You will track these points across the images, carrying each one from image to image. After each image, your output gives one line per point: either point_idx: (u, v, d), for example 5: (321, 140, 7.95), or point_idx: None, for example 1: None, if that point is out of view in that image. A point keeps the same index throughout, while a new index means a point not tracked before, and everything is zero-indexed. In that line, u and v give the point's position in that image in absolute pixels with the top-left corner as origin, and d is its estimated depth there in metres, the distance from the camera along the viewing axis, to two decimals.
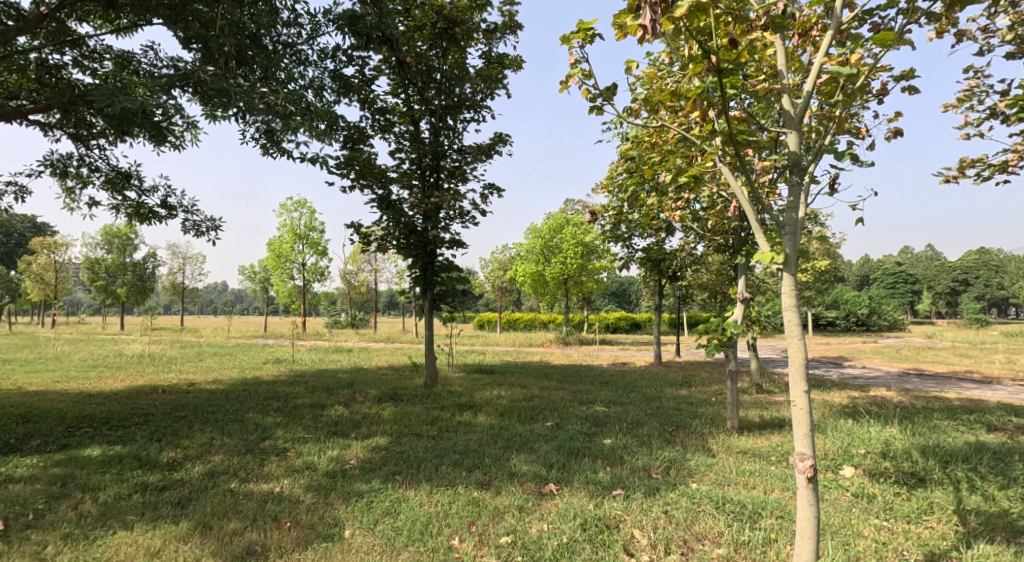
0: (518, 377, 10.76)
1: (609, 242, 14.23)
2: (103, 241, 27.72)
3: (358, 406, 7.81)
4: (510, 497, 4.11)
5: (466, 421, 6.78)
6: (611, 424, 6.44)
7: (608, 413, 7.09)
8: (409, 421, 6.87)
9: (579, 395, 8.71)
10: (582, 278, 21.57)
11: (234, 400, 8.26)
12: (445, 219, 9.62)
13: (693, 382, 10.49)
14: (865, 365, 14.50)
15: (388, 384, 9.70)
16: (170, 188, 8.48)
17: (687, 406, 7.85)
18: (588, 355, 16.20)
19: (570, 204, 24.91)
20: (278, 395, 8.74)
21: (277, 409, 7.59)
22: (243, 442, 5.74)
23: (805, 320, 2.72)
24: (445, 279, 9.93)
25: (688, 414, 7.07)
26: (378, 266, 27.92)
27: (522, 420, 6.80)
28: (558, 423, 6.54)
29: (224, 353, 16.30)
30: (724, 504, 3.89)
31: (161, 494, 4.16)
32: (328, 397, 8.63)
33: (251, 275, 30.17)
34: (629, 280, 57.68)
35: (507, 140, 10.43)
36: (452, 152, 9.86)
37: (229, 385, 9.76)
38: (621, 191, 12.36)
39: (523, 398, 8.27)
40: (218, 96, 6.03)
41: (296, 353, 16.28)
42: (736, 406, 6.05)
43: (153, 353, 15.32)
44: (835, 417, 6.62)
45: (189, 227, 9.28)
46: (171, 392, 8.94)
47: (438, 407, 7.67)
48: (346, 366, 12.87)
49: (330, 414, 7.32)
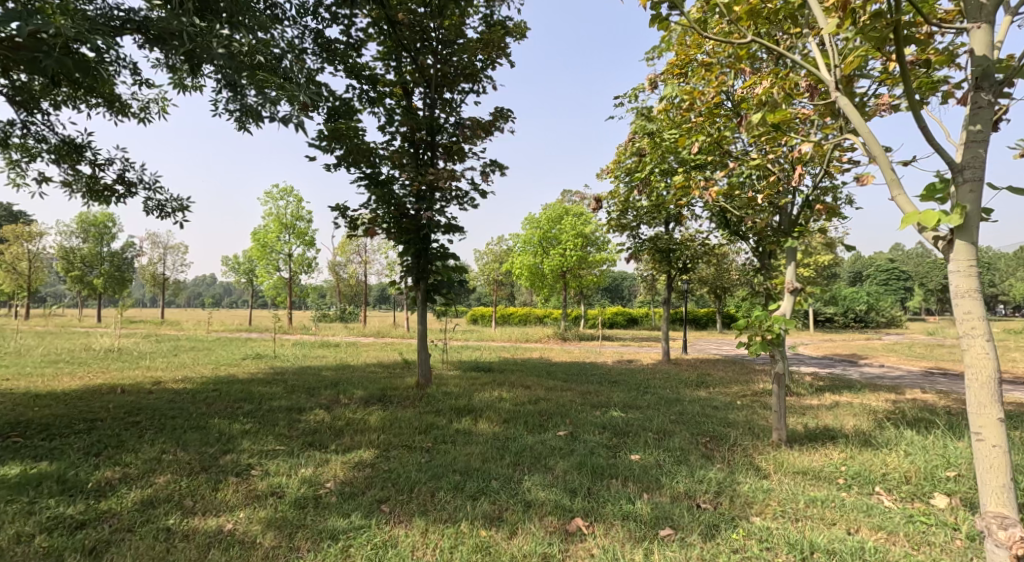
0: (519, 376, 9.87)
1: (614, 231, 13.36)
2: (78, 229, 26.52)
3: (342, 410, 6.87)
4: (529, 540, 3.23)
5: (465, 429, 5.89)
6: (634, 434, 5.57)
7: (628, 420, 6.21)
8: (401, 428, 5.97)
9: (590, 397, 7.81)
10: (581, 270, 20.68)
11: (200, 402, 7.24)
12: (440, 202, 8.70)
13: (710, 383, 9.64)
14: (883, 364, 13.68)
15: (377, 383, 8.77)
16: (128, 161, 7.46)
17: (713, 411, 6.98)
18: (590, 351, 15.36)
19: (567, 195, 24.00)
20: (252, 396, 7.74)
21: (247, 414, 6.60)
22: (200, 457, 4.78)
23: (987, 311, 2.45)
24: (440, 268, 9.01)
25: (719, 422, 6.20)
26: (368, 258, 26.90)
27: (530, 428, 5.91)
28: (571, 432, 5.66)
29: (199, 348, 15.21)
30: (811, 554, 3.05)
31: (75, 535, 3.22)
32: (308, 398, 7.66)
33: (235, 267, 28.96)
34: (624, 274, 57.03)
35: (510, 116, 9.50)
36: (449, 126, 8.93)
37: (197, 385, 8.76)
38: (630, 175, 11.47)
39: (528, 400, 7.39)
40: (172, 39, 5.07)
41: (278, 348, 15.23)
42: (783, 416, 5.17)
43: (121, 348, 14.21)
44: (892, 426, 5.77)
45: (151, 208, 8.26)
46: (130, 393, 7.91)
47: (433, 411, 6.76)
48: (331, 363, 11.85)
49: (307, 419, 6.37)
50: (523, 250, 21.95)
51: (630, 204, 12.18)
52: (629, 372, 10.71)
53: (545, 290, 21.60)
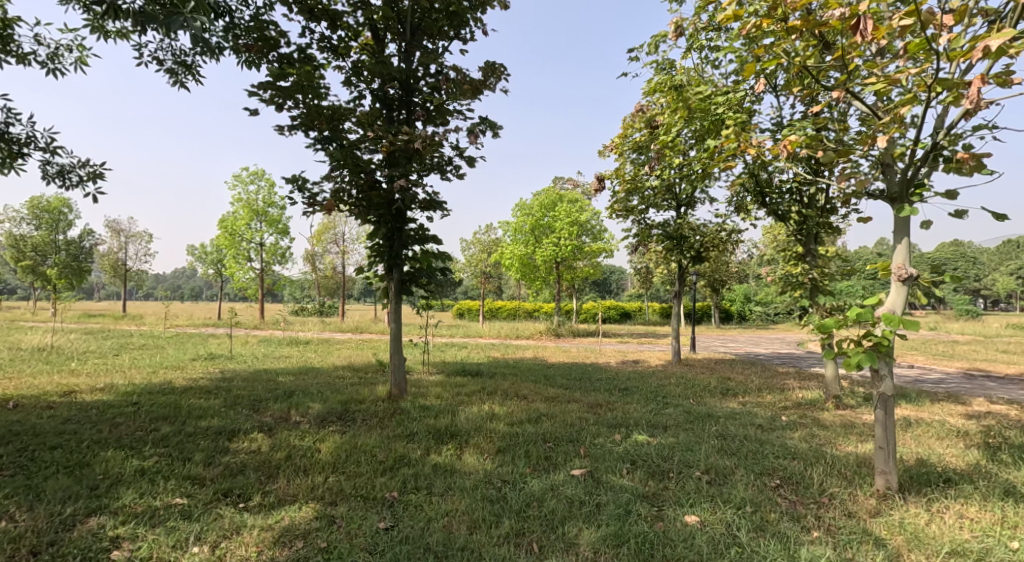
0: (512, 381, 8.35)
1: (618, 216, 11.83)
2: (30, 215, 24.50)
3: (287, 434, 5.28)
4: None
5: (447, 465, 4.41)
6: (677, 475, 4.10)
7: (661, 450, 4.71)
8: (359, 464, 4.45)
9: (603, 412, 6.31)
10: (575, 261, 19.22)
11: (101, 424, 5.58)
12: (417, 171, 7.13)
13: (737, 390, 8.20)
14: (913, 364, 12.35)
15: (341, 394, 7.17)
16: (11, 110, 5.77)
17: (761, 433, 5.55)
18: (590, 351, 13.44)
19: (559, 181, 22.36)
20: (176, 412, 6.11)
21: (156, 442, 5.01)
22: (45, 528, 3.22)
23: None
24: (418, 254, 7.40)
25: (780, 452, 4.74)
26: (347, 247, 25.14)
27: (534, 464, 4.41)
28: (590, 472, 4.18)
29: (148, 346, 13.42)
30: None
31: None
32: (247, 416, 6.06)
33: (203, 257, 26.99)
34: (611, 268, 55.92)
35: (502, 73, 7.93)
36: (428, 81, 7.34)
37: (116, 395, 7.10)
38: (639, 147, 9.93)
39: (527, 418, 5.87)
40: None
41: (237, 345, 13.51)
42: (890, 454, 3.66)
43: (54, 345, 12.40)
44: (1011, 460, 4.40)
45: (52, 174, 6.47)
46: (21, 407, 6.26)
47: (404, 435, 5.24)
48: (294, 365, 10.20)
49: (235, 451, 4.78)
50: (514, 239, 20.28)
51: (638, 184, 10.67)
52: (638, 376, 9.26)
53: (536, 283, 20.08)
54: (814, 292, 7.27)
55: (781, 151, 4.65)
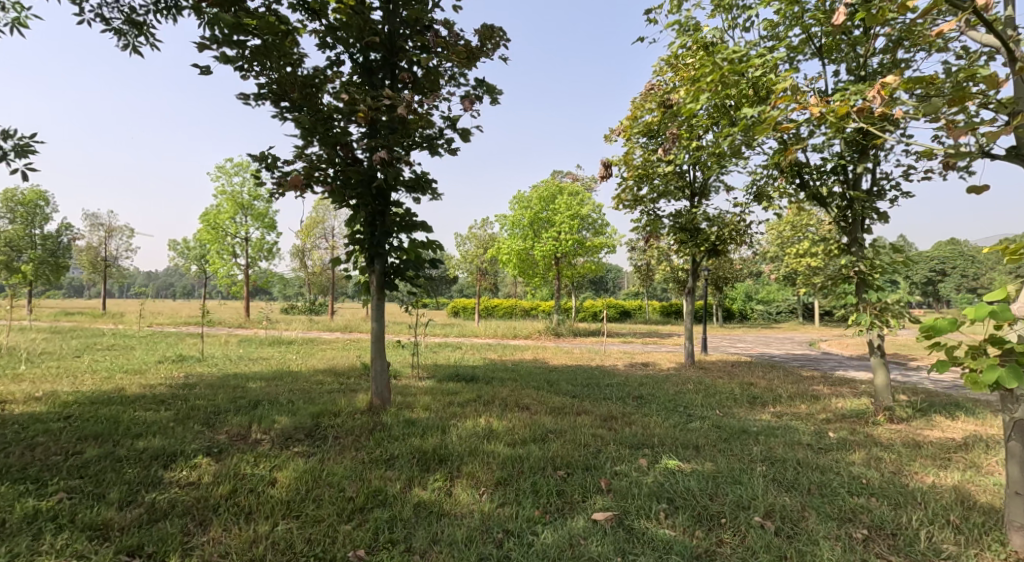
0: (512, 388, 7.36)
1: (626, 206, 10.88)
2: (4, 209, 23.44)
3: (238, 458, 4.28)
4: None
5: (432, 505, 3.44)
6: (731, 522, 3.15)
7: (702, 482, 3.75)
8: (319, 503, 3.47)
9: (620, 427, 5.35)
10: (575, 257, 18.27)
11: (10, 446, 4.54)
12: (403, 146, 6.15)
13: (766, 398, 7.25)
14: None
15: (315, 404, 6.18)
16: None
17: (815, 455, 4.60)
18: (594, 352, 12.52)
19: (558, 175, 21.38)
20: (112, 429, 5.08)
21: (70, 472, 3.99)
22: None
23: None
24: (404, 244, 6.39)
25: (850, 483, 3.80)
26: (336, 243, 24.13)
27: (545, 504, 3.46)
28: (618, 517, 3.23)
29: (117, 346, 12.41)
30: None
31: None
32: (196, 434, 5.04)
33: (187, 253, 25.90)
34: (608, 268, 55.10)
35: (499, 36, 6.96)
36: (416, 41, 6.35)
37: (51, 406, 6.08)
38: (652, 129, 8.98)
39: (531, 437, 4.90)
40: None
41: (214, 346, 12.52)
42: None
43: (11, 346, 11.39)
44: None
45: None
46: None
47: (383, 460, 4.26)
48: (268, 369, 9.21)
49: (166, 483, 3.78)
50: (511, 234, 19.28)
51: (649, 170, 9.70)
52: (652, 382, 8.32)
53: (535, 280, 19.14)
54: (860, 287, 6.33)
55: (867, 102, 3.62)
